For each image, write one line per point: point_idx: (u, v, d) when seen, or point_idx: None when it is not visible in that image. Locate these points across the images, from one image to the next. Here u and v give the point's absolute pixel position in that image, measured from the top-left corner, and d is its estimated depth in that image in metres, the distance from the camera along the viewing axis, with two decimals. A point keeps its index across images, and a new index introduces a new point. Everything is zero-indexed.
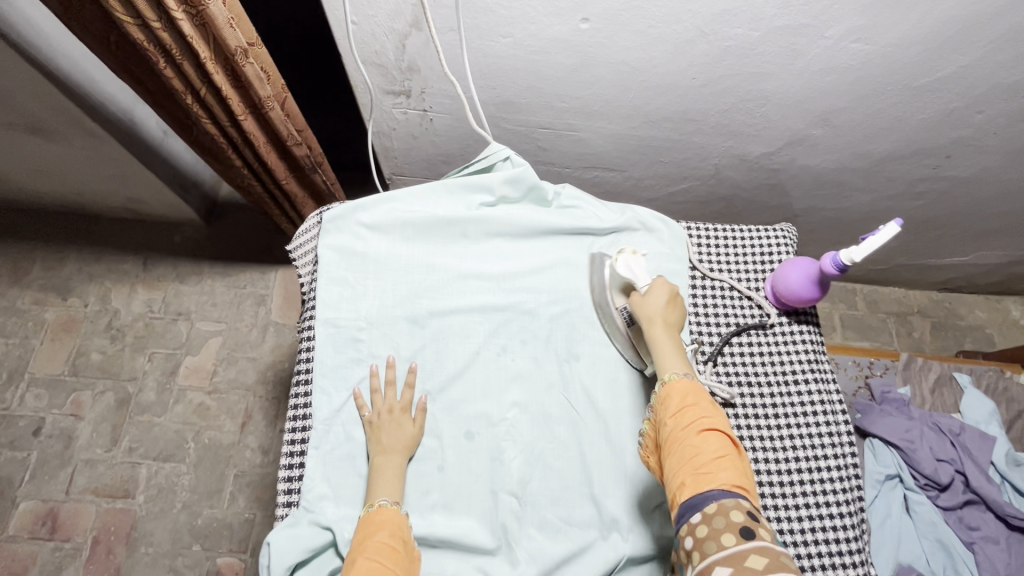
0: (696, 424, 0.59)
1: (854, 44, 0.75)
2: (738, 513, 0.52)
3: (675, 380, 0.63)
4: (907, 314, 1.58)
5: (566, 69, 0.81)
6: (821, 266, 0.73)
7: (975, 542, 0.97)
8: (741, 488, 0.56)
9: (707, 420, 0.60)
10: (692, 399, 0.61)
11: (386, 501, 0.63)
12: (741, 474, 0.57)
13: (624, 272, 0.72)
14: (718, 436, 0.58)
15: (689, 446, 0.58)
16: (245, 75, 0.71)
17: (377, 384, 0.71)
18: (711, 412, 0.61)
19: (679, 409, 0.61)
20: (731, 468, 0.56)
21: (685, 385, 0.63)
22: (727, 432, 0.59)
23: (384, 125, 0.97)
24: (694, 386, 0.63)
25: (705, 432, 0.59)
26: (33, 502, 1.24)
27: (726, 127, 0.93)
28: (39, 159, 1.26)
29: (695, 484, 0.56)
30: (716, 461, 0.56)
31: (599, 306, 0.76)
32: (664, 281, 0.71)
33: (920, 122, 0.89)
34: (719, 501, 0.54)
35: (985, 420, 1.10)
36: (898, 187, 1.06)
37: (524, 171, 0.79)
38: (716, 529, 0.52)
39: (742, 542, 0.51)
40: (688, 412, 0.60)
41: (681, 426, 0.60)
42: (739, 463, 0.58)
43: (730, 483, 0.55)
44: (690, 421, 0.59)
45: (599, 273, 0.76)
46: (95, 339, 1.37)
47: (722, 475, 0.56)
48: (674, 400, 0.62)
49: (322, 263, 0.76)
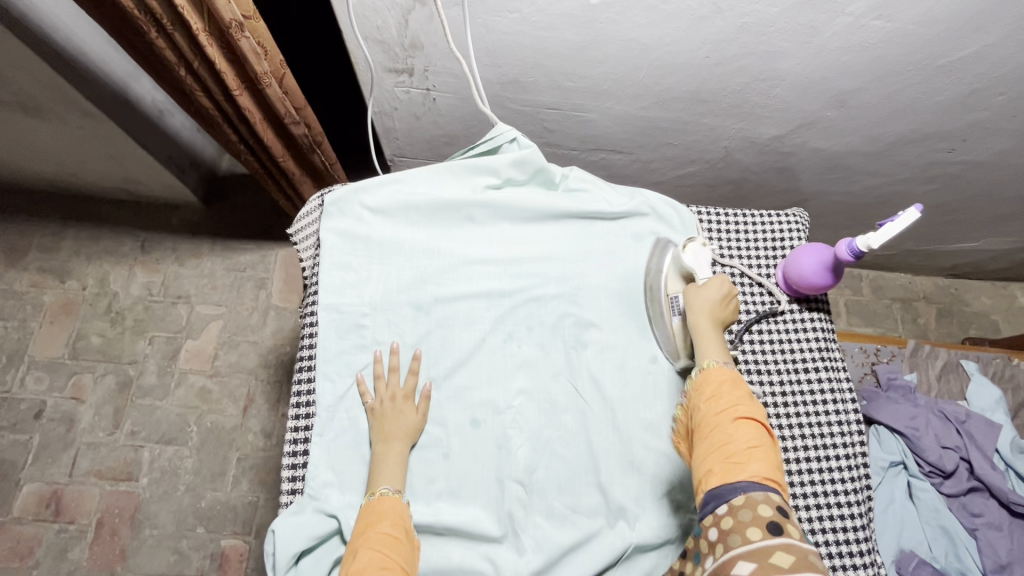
0: (732, 412, 0.58)
1: (875, 21, 0.72)
2: (767, 506, 0.52)
3: (713, 367, 0.62)
4: (913, 300, 1.56)
5: (574, 46, 0.78)
6: (836, 252, 0.71)
7: (978, 529, 0.97)
8: (772, 481, 0.54)
9: (743, 408, 0.58)
10: (728, 386, 0.60)
11: (388, 490, 0.62)
12: (774, 467, 0.55)
13: (688, 261, 0.70)
14: (753, 426, 0.57)
15: (722, 433, 0.57)
16: (240, 50, 0.70)
17: (381, 370, 0.69)
18: (748, 401, 0.59)
19: (715, 396, 0.60)
20: (764, 459, 0.55)
21: (724, 373, 0.61)
22: (763, 422, 0.58)
23: (386, 104, 0.94)
24: (733, 375, 0.61)
25: (739, 420, 0.57)
26: (36, 485, 1.24)
27: (737, 108, 0.90)
28: (33, 138, 1.23)
29: (725, 473, 0.55)
30: (749, 451, 0.55)
31: (650, 289, 0.74)
32: (724, 278, 0.69)
33: (938, 104, 0.86)
34: (748, 493, 0.53)
35: (992, 407, 1.09)
36: (911, 171, 1.04)
37: (532, 153, 0.76)
38: (741, 522, 0.51)
39: (768, 537, 0.50)
40: (723, 400, 0.59)
41: (715, 413, 0.58)
42: (773, 456, 0.56)
43: (761, 475, 0.54)
44: (725, 408, 0.58)
45: (660, 257, 0.75)
46: (94, 322, 1.36)
47: (753, 466, 0.54)
48: (709, 388, 0.61)
49: (325, 247, 0.74)
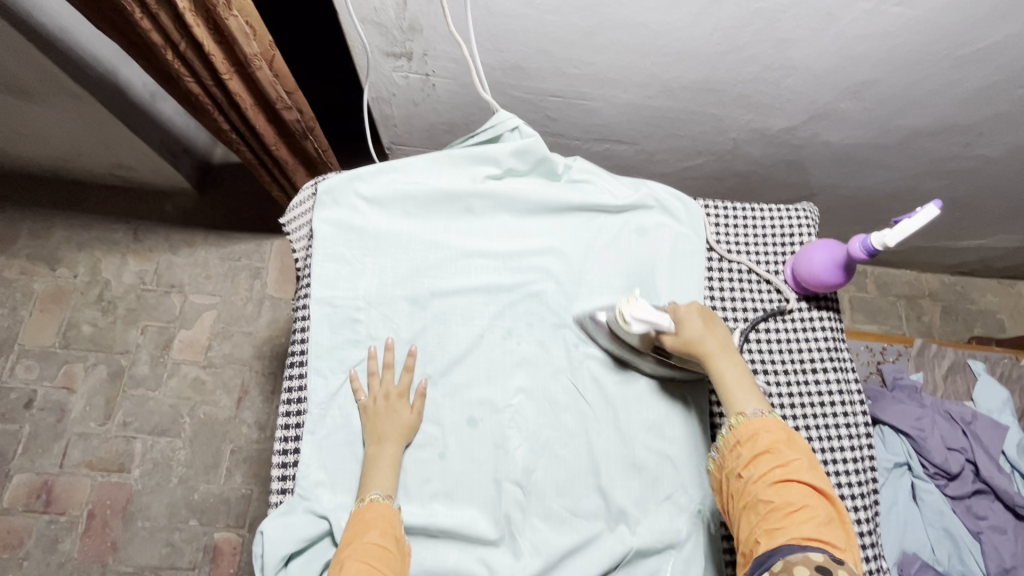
0: (769, 475, 0.55)
1: (896, 8, 0.68)
2: (805, 568, 0.49)
3: (744, 422, 0.59)
4: (918, 298, 1.54)
5: (579, 31, 0.75)
6: (848, 250, 0.69)
7: (982, 532, 0.96)
8: (819, 542, 0.51)
9: (781, 469, 0.55)
10: (762, 443, 0.57)
11: (378, 496, 0.60)
12: (822, 527, 0.52)
13: (641, 331, 0.64)
14: (793, 486, 0.54)
15: (761, 500, 0.55)
16: (228, 29, 0.67)
17: (375, 366, 0.68)
18: (789, 458, 0.56)
19: (750, 456, 0.57)
20: (806, 521, 0.52)
21: (753, 427, 0.58)
22: (806, 481, 0.55)
23: (383, 90, 0.91)
24: (765, 425, 0.58)
25: (779, 483, 0.55)
26: (27, 475, 1.22)
27: (748, 98, 0.87)
28: (20, 121, 1.19)
29: (765, 540, 0.53)
30: (788, 514, 0.53)
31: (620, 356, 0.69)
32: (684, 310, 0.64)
33: (955, 97, 0.83)
34: (787, 558, 0.50)
35: (999, 408, 1.07)
36: (924, 166, 1.01)
37: (534, 142, 0.74)
38: None
39: None
40: (759, 461, 0.56)
41: (751, 477, 0.56)
42: (819, 515, 0.53)
43: (803, 537, 0.51)
44: (760, 471, 0.56)
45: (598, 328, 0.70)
46: (85, 311, 1.33)
47: (794, 529, 0.52)
48: (745, 446, 0.58)
49: (318, 238, 0.72)
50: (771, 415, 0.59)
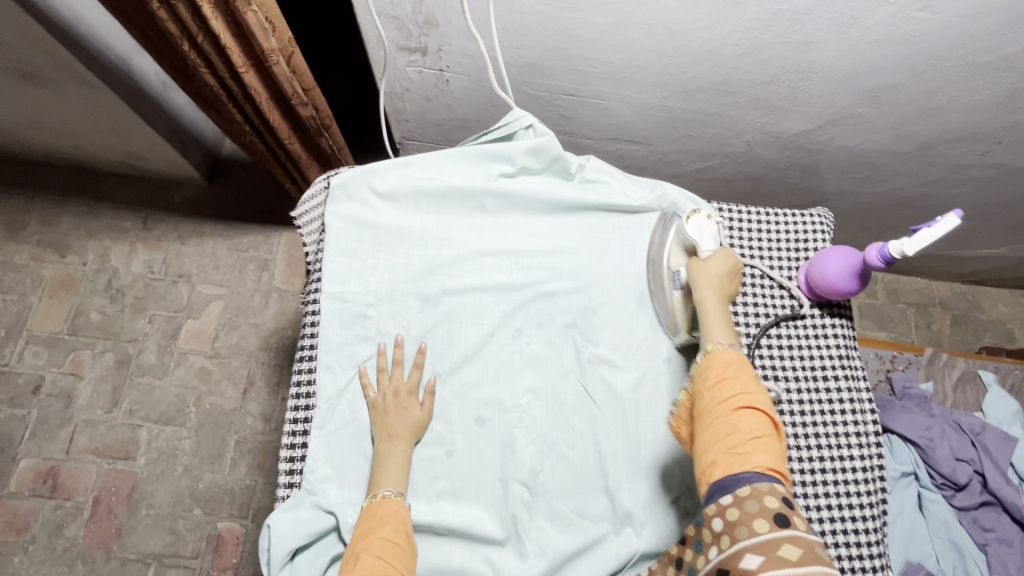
0: (735, 400, 0.55)
1: (920, 13, 0.67)
2: (773, 498, 0.50)
3: (718, 349, 0.60)
4: (928, 306, 1.53)
5: (597, 30, 0.74)
6: (864, 257, 0.68)
7: (988, 544, 0.95)
8: (777, 472, 0.53)
9: (746, 397, 0.56)
10: (731, 371, 0.58)
11: (390, 493, 0.60)
12: (777, 457, 0.54)
13: (692, 233, 0.68)
14: (756, 414, 0.55)
15: (724, 423, 0.55)
16: (247, 24, 0.68)
17: (384, 363, 0.67)
18: (752, 388, 0.57)
19: (717, 382, 0.57)
20: (766, 449, 0.53)
21: (727, 355, 0.59)
22: (768, 410, 0.56)
23: (397, 84, 0.90)
24: (737, 358, 0.59)
25: (743, 409, 0.55)
26: (33, 460, 1.23)
27: (764, 101, 0.86)
28: (34, 107, 1.20)
29: (729, 464, 0.53)
30: (752, 441, 0.53)
31: (651, 264, 0.72)
32: (727, 252, 0.66)
33: (976, 104, 0.82)
34: (753, 484, 0.51)
35: (1008, 420, 1.06)
36: (940, 174, 1.00)
37: (548, 140, 0.73)
38: (748, 513, 0.50)
39: (774, 530, 0.49)
40: (726, 387, 0.56)
41: (716, 401, 0.56)
42: (775, 444, 0.55)
43: (765, 466, 0.53)
44: (726, 397, 0.56)
45: (663, 231, 0.72)
46: (94, 299, 1.34)
47: (758, 457, 0.53)
48: (713, 371, 0.58)
49: (331, 233, 0.71)
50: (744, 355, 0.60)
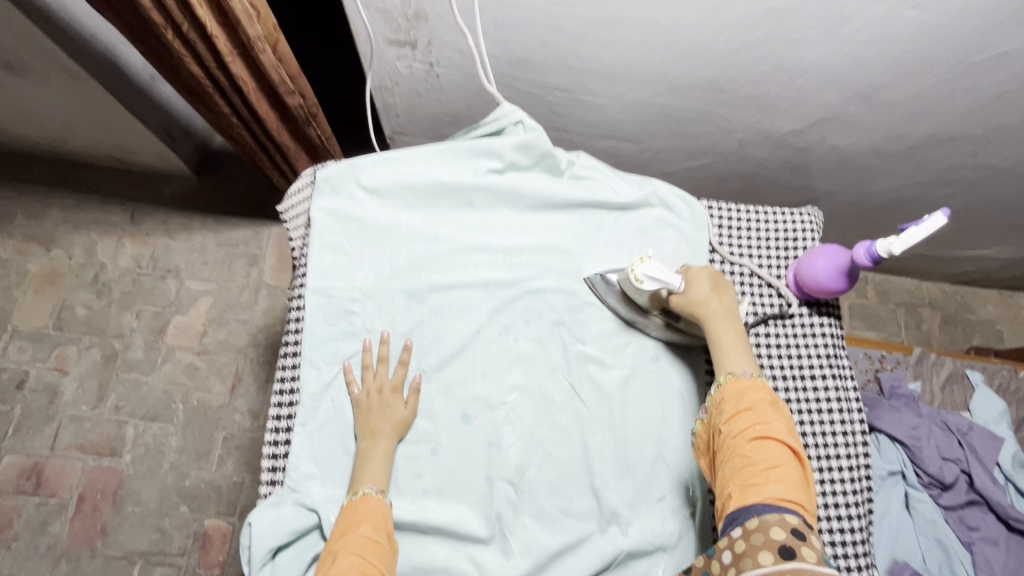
0: (749, 431, 0.56)
1: (911, 12, 0.67)
2: (780, 530, 0.49)
3: (731, 380, 0.60)
4: (918, 306, 1.53)
5: (588, 25, 0.73)
6: (853, 256, 0.68)
7: (974, 543, 0.96)
8: (793, 503, 0.52)
9: (761, 427, 0.56)
10: (745, 402, 0.58)
11: (371, 490, 0.60)
12: (795, 487, 0.53)
13: (653, 286, 0.65)
14: (770, 444, 0.55)
15: (737, 455, 0.55)
16: (231, 10, 0.67)
17: (369, 360, 0.67)
18: (768, 417, 0.56)
19: (732, 414, 0.58)
20: (782, 480, 0.53)
21: (740, 386, 0.59)
22: (785, 441, 0.55)
23: (387, 79, 0.90)
24: (753, 385, 0.59)
25: (757, 440, 0.55)
26: (17, 457, 1.21)
27: (756, 99, 0.86)
28: (18, 99, 1.18)
29: (741, 496, 0.53)
30: (766, 472, 0.53)
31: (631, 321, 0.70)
32: (699, 272, 0.66)
33: (966, 105, 0.82)
34: (762, 516, 0.51)
35: (995, 420, 1.06)
36: (930, 174, 1.00)
37: (537, 136, 0.73)
38: (753, 545, 0.50)
39: (779, 562, 0.48)
40: (741, 418, 0.57)
41: (731, 434, 0.57)
42: (794, 474, 0.54)
43: (778, 496, 0.52)
44: (740, 428, 0.56)
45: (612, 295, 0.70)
46: (80, 294, 1.32)
47: (770, 487, 0.52)
48: (727, 404, 0.59)
49: (316, 227, 0.71)
50: (760, 378, 0.60)
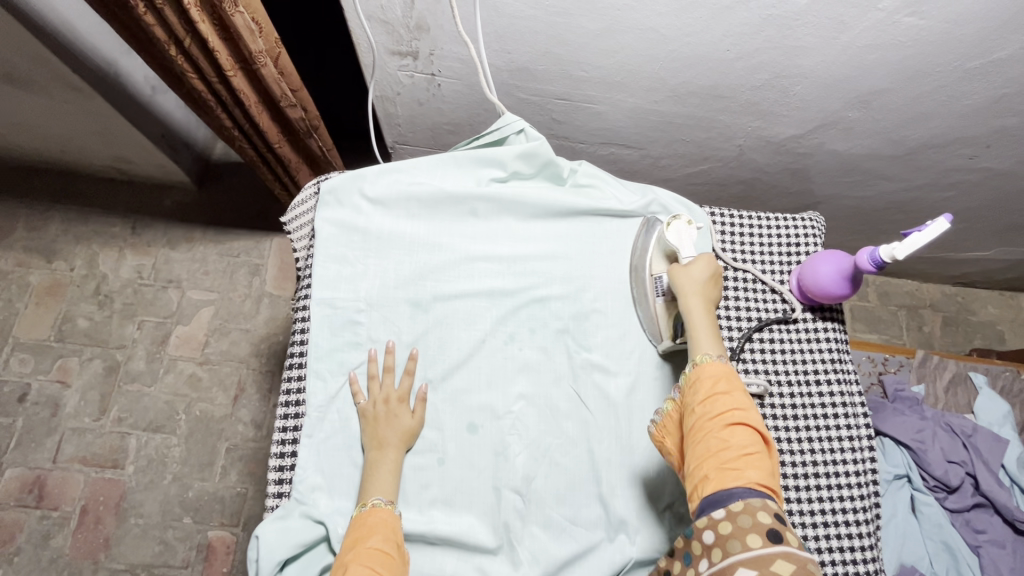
0: (726, 415, 0.56)
1: (909, 18, 0.68)
2: (766, 514, 0.50)
3: (707, 361, 0.60)
4: (919, 308, 1.54)
5: (589, 34, 0.74)
6: (856, 261, 0.68)
7: (981, 546, 0.95)
8: (767, 487, 0.53)
9: (738, 412, 0.56)
10: (722, 386, 0.57)
11: (381, 501, 0.59)
12: (769, 472, 0.54)
13: (671, 239, 0.68)
14: (747, 430, 0.55)
15: (715, 439, 0.55)
16: (234, 26, 0.67)
17: (375, 370, 0.67)
18: (742, 403, 0.57)
19: (707, 396, 0.57)
20: (759, 465, 0.54)
21: (715, 369, 0.59)
22: (757, 426, 0.56)
23: (388, 89, 0.90)
24: (726, 371, 0.59)
25: (734, 424, 0.55)
26: (19, 470, 1.21)
27: (755, 105, 0.86)
28: (20, 112, 1.18)
29: (720, 479, 0.53)
30: (744, 457, 0.53)
31: (634, 270, 0.72)
32: (708, 259, 0.66)
33: (964, 109, 0.82)
34: (746, 499, 0.51)
35: (999, 422, 1.07)
36: (929, 177, 1.00)
37: (540, 145, 0.73)
38: (740, 528, 0.50)
39: (769, 545, 0.48)
40: (717, 402, 0.56)
41: (707, 416, 0.56)
42: (766, 460, 0.55)
43: (757, 481, 0.53)
44: (717, 412, 0.56)
45: (644, 236, 0.72)
46: (82, 305, 1.32)
47: (749, 472, 0.53)
48: (703, 385, 0.58)
49: (320, 238, 0.71)
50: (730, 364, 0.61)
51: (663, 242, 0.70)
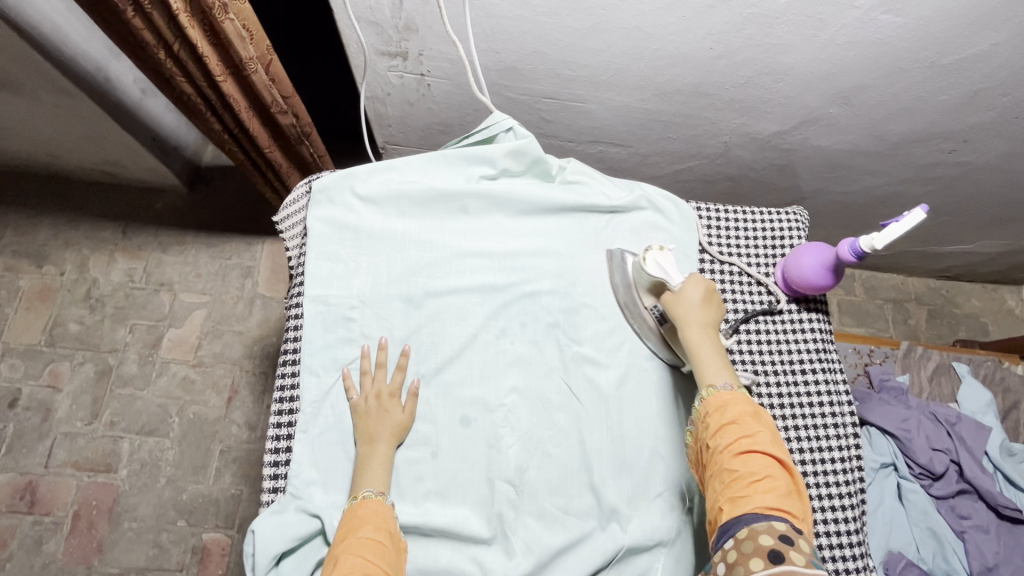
0: (734, 445, 0.57)
1: (884, 16, 0.70)
2: (768, 536, 0.50)
3: (713, 393, 0.61)
4: (905, 301, 1.56)
5: (576, 34, 0.76)
6: (838, 253, 0.69)
7: (966, 531, 0.97)
8: (780, 511, 0.53)
9: (746, 440, 0.57)
10: (729, 415, 0.59)
11: (370, 493, 0.60)
12: (784, 497, 0.54)
13: (654, 273, 0.68)
14: (756, 457, 0.56)
15: (726, 470, 0.56)
16: (224, 32, 0.68)
17: (367, 365, 0.67)
18: (753, 430, 0.58)
19: (717, 428, 0.59)
20: (770, 490, 0.54)
21: (720, 399, 0.60)
22: (769, 452, 0.56)
23: (378, 89, 0.91)
24: (732, 398, 0.60)
25: (743, 453, 0.56)
26: (11, 475, 1.20)
27: (740, 103, 0.88)
28: (8, 116, 1.18)
29: (732, 508, 0.54)
30: (753, 484, 0.54)
31: (626, 306, 0.72)
32: (696, 280, 0.67)
33: (942, 104, 0.85)
34: (750, 525, 0.52)
35: (982, 410, 1.09)
36: (911, 172, 1.03)
37: (528, 143, 0.74)
38: (744, 553, 0.50)
39: (769, 567, 0.48)
40: (726, 433, 0.58)
41: (719, 449, 0.58)
42: (781, 484, 0.55)
43: (766, 506, 0.53)
44: (726, 443, 0.57)
45: (621, 271, 0.72)
46: (73, 310, 1.31)
47: (757, 497, 0.53)
48: (713, 418, 0.60)
49: (312, 236, 0.72)
50: (739, 390, 0.61)
51: (642, 274, 0.70)
